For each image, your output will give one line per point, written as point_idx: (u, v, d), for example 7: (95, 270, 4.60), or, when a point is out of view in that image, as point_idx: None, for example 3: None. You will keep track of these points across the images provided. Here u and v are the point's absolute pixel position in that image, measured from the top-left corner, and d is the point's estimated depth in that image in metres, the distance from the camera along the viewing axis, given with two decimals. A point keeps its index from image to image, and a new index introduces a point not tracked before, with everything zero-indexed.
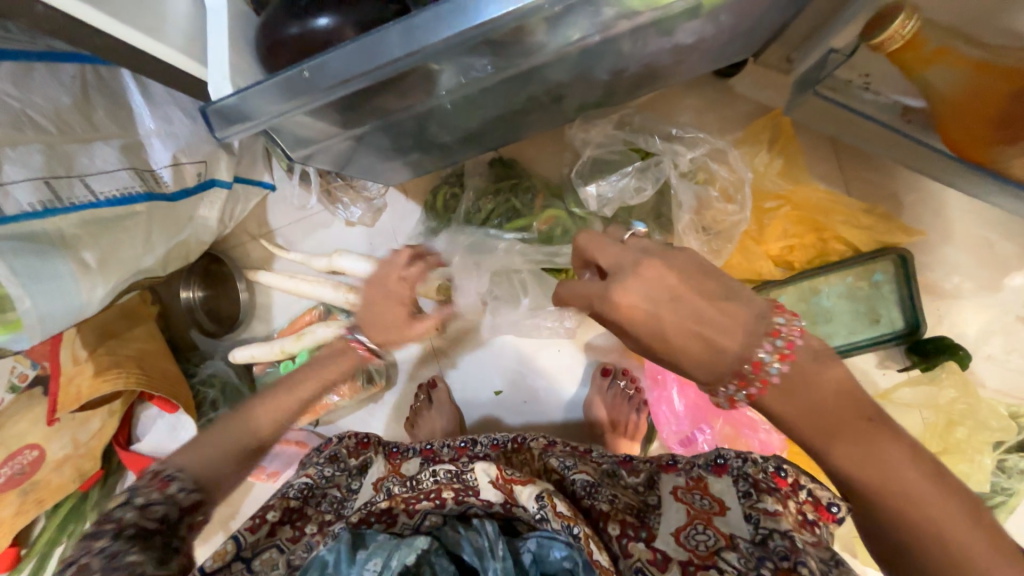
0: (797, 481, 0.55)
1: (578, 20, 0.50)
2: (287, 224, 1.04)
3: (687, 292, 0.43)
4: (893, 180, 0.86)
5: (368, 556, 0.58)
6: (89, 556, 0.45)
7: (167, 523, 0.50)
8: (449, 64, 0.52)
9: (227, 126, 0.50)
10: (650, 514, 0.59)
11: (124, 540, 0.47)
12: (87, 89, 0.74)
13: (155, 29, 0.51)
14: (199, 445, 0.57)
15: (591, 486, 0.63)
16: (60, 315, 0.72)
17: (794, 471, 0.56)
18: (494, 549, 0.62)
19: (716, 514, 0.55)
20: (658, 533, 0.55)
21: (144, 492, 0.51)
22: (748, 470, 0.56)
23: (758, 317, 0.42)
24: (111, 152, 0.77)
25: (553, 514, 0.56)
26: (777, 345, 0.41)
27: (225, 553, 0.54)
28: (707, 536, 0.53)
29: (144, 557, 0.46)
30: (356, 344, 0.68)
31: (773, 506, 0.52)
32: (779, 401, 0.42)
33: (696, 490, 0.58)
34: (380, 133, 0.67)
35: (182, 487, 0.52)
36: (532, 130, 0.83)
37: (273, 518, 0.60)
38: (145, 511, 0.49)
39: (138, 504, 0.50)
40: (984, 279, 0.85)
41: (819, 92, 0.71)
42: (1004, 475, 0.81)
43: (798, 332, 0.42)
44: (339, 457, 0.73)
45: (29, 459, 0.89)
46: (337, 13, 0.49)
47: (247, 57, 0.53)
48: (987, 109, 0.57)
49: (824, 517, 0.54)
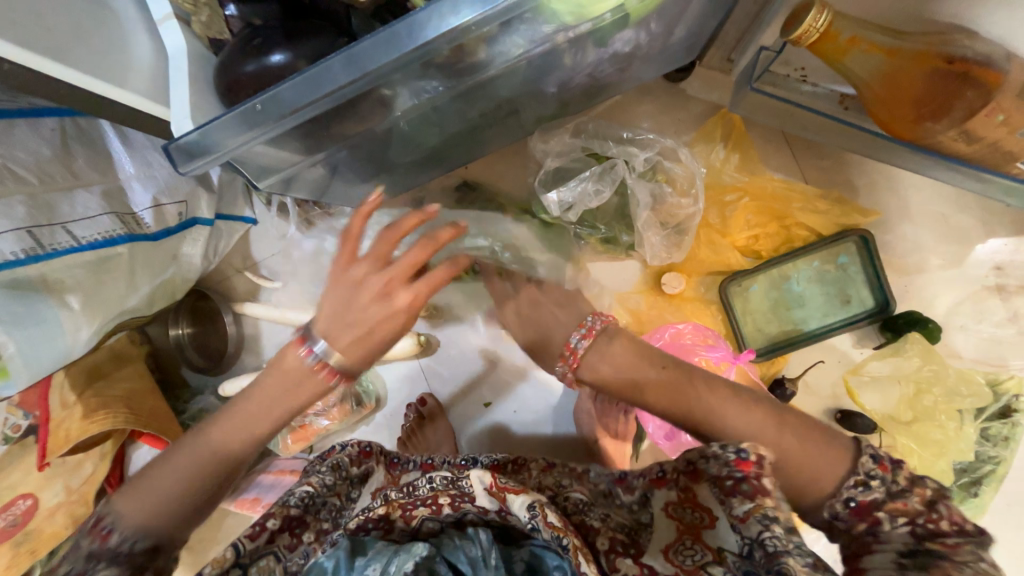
0: (759, 457, 0.47)
1: (516, 36, 0.54)
2: (269, 256, 1.06)
3: (541, 296, 0.74)
4: (847, 165, 0.89)
5: (367, 562, 0.59)
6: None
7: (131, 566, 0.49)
8: (402, 88, 0.56)
9: (188, 160, 0.53)
10: (642, 533, 0.56)
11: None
12: (67, 140, 0.79)
13: (121, 78, 0.55)
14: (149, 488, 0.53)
15: (585, 504, 0.61)
16: (46, 360, 0.77)
17: (753, 446, 0.47)
18: (487, 558, 0.61)
19: (705, 526, 0.52)
20: (647, 549, 0.54)
21: (87, 544, 0.49)
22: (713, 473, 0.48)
23: (576, 317, 0.68)
24: (92, 198, 0.80)
25: (543, 524, 0.56)
26: (582, 332, 0.64)
27: (223, 559, 0.54)
28: (695, 552, 0.51)
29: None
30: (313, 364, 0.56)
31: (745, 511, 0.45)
32: (600, 370, 0.62)
33: (686, 504, 0.55)
34: (346, 157, 0.70)
35: (122, 539, 0.50)
36: (494, 144, 0.86)
37: (273, 526, 0.59)
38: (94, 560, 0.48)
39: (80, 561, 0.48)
40: (947, 252, 0.87)
41: (759, 87, 0.75)
42: (988, 444, 0.82)
43: (597, 325, 0.64)
44: (342, 467, 0.72)
45: (21, 509, 0.90)
46: (289, 49, 0.53)
47: (208, 97, 0.57)
48: (904, 89, 0.61)
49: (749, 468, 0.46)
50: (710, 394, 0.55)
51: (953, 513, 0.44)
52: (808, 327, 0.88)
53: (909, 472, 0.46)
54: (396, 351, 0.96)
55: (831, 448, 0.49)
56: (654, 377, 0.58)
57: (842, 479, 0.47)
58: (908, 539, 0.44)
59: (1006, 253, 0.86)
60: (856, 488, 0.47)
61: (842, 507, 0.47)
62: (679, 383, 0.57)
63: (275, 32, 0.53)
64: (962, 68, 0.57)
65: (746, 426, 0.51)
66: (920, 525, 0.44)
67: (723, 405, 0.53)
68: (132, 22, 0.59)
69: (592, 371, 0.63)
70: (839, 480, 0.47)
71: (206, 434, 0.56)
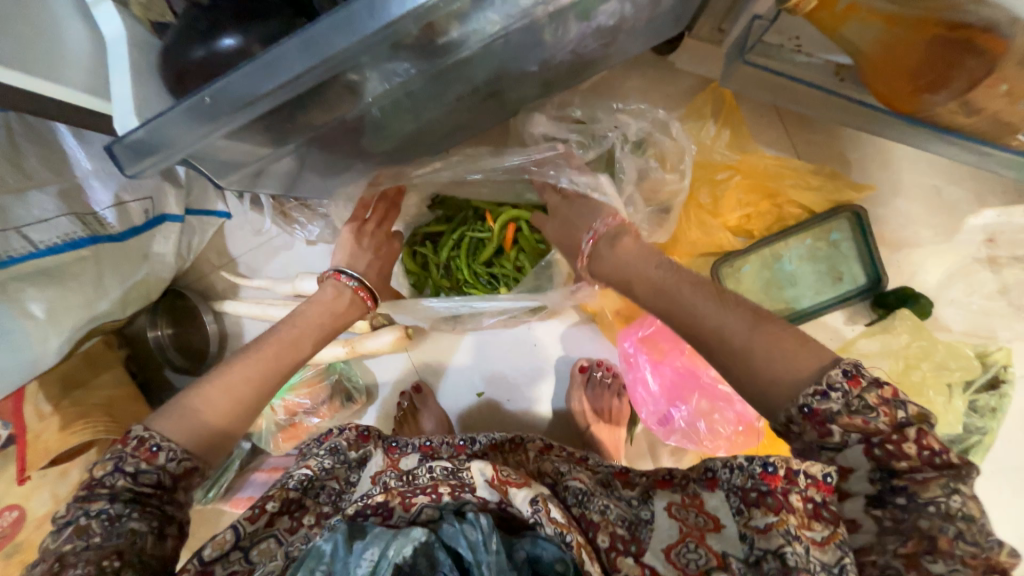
0: (790, 470, 0.45)
1: (492, 11, 0.50)
2: (246, 252, 1.01)
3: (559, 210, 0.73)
4: (840, 138, 0.86)
5: (364, 546, 0.55)
6: (92, 517, 0.48)
7: (161, 489, 0.51)
8: (371, 71, 0.51)
9: (139, 159, 0.49)
10: (642, 529, 0.54)
11: (123, 504, 0.49)
12: (14, 137, 0.74)
13: (57, 71, 0.50)
14: (186, 416, 0.55)
15: (584, 495, 0.58)
16: (9, 372, 0.72)
17: (783, 458, 0.46)
18: (487, 541, 0.57)
19: (711, 530, 0.51)
20: (648, 547, 0.52)
21: (131, 461, 0.50)
22: (737, 483, 0.50)
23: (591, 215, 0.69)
24: (48, 199, 0.76)
25: (546, 519, 0.54)
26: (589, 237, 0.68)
27: (224, 542, 0.54)
28: (698, 555, 0.50)
29: (145, 524, 0.49)
30: (349, 281, 0.74)
31: (763, 522, 0.46)
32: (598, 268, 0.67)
33: (691, 507, 0.53)
34: (316, 148, 0.66)
35: (168, 458, 0.52)
36: (475, 128, 0.82)
37: (272, 509, 0.58)
38: (137, 482, 0.50)
39: (129, 473, 0.50)
40: (939, 225, 0.86)
41: (751, 59, 0.73)
42: (976, 415, 0.83)
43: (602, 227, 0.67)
44: (339, 449, 0.70)
45: (9, 520, 0.87)
46: (242, 33, 0.48)
47: (154, 88, 0.52)
48: (904, 58, 0.58)
49: (824, 490, 0.45)
50: (696, 296, 0.54)
51: (925, 438, 0.40)
52: (800, 305, 0.86)
53: (885, 393, 0.42)
54: (382, 345, 0.95)
55: (807, 359, 0.46)
56: (645, 273, 0.60)
57: (802, 386, 0.44)
58: (867, 463, 0.42)
59: (997, 224, 0.85)
60: (814, 397, 0.43)
61: (796, 415, 0.44)
62: (666, 282, 0.57)
63: (224, 14, 0.48)
64: (966, 36, 0.53)
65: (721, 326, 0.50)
66: (878, 446, 0.41)
67: (705, 307, 0.52)
68: (61, 6, 0.53)
69: (596, 267, 0.67)
70: (798, 385, 0.44)
71: (228, 377, 0.59)
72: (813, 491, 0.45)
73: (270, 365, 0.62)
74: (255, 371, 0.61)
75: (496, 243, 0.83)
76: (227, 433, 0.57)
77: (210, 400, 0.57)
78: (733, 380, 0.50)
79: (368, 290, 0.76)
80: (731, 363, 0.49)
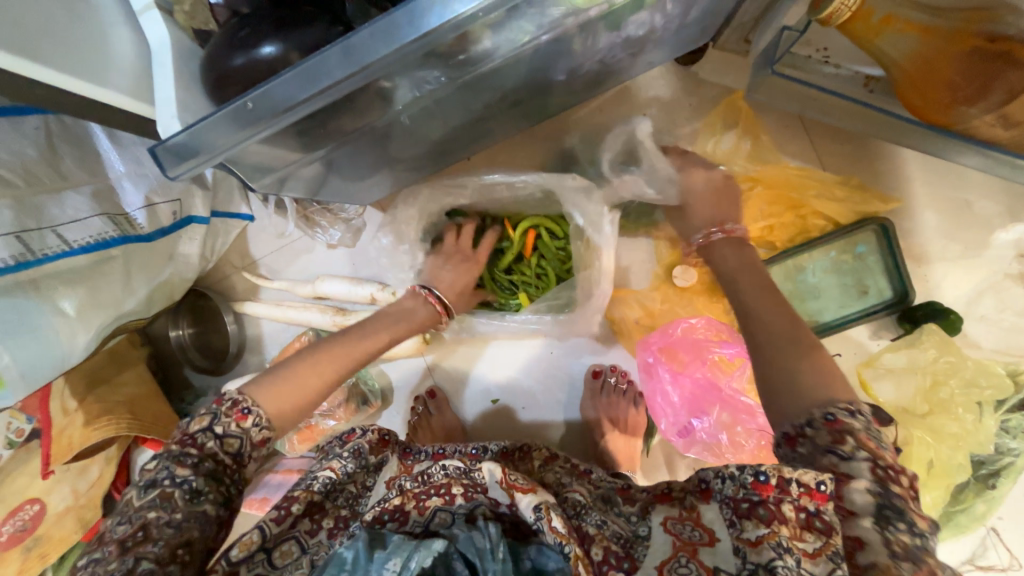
0: (782, 479, 0.45)
1: (524, 23, 0.51)
2: (268, 253, 1.03)
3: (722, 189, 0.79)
4: (866, 150, 0.85)
5: (386, 555, 0.54)
6: (174, 481, 0.51)
7: (236, 460, 0.56)
8: (402, 79, 0.52)
9: (177, 163, 0.50)
10: (638, 546, 0.52)
11: (204, 473, 0.52)
12: (53, 139, 0.76)
13: (101, 75, 0.52)
14: (276, 383, 0.61)
15: (581, 508, 0.57)
16: (42, 368, 0.74)
17: (775, 468, 0.46)
18: (494, 550, 0.56)
19: (705, 545, 0.49)
20: (641, 565, 0.50)
21: (223, 422, 0.56)
22: (729, 493, 0.48)
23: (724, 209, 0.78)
24: (83, 199, 0.78)
25: (547, 527, 0.52)
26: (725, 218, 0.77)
27: (249, 543, 0.54)
28: (689, 570, 0.47)
29: (217, 498, 0.52)
30: (432, 298, 0.80)
31: (756, 535, 0.45)
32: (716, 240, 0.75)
33: (687, 520, 0.51)
34: (344, 154, 0.67)
35: (255, 423, 0.57)
36: (498, 136, 0.83)
37: (296, 511, 0.58)
38: (223, 445, 0.55)
39: (218, 435, 0.55)
40: (967, 240, 0.84)
41: (780, 69, 0.73)
42: (1008, 436, 0.80)
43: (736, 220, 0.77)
44: (362, 453, 0.67)
45: (30, 514, 0.90)
46: (280, 40, 0.49)
47: (194, 94, 0.53)
48: (938, 69, 0.58)
49: (818, 500, 0.44)
50: (779, 308, 0.63)
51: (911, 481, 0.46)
52: (824, 319, 0.85)
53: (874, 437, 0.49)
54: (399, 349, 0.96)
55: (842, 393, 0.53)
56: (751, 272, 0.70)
57: (835, 403, 0.51)
58: (869, 476, 0.45)
59: None
60: (843, 412, 0.50)
61: (819, 420, 0.50)
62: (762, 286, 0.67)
63: (263, 22, 0.49)
64: (1003, 48, 0.54)
65: (793, 336, 0.59)
66: (881, 466, 0.45)
67: (782, 324, 0.61)
68: (108, 14, 0.55)
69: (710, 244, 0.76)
70: (833, 400, 0.51)
71: (315, 361, 0.65)
72: (806, 501, 0.45)
73: (345, 355, 0.68)
74: (336, 360, 0.67)
75: (516, 250, 0.84)
76: (304, 407, 0.62)
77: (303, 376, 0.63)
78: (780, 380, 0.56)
79: (445, 305, 0.81)
80: (786, 361, 0.57)
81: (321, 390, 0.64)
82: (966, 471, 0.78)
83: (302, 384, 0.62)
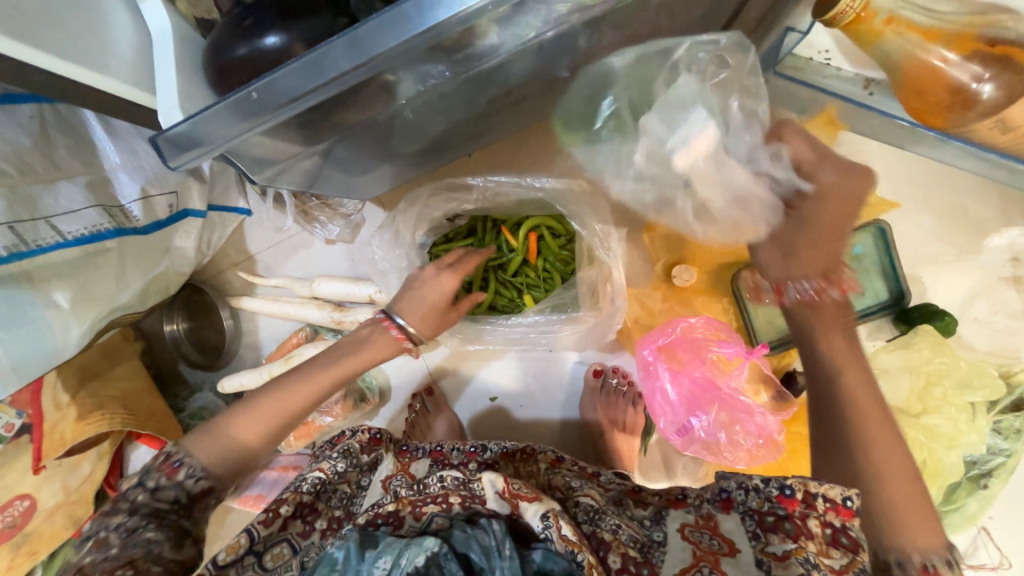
0: (807, 494, 0.47)
1: (531, 19, 0.50)
2: (265, 249, 1.02)
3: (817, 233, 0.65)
4: (865, 152, 0.86)
5: (377, 554, 0.54)
6: (109, 530, 0.53)
7: (178, 505, 0.57)
8: (405, 73, 0.52)
9: (178, 153, 0.49)
10: (655, 551, 0.53)
11: (140, 516, 0.54)
12: (47, 128, 0.74)
13: (101, 62, 0.51)
14: (210, 436, 0.60)
15: (595, 513, 0.57)
16: (35, 360, 0.72)
17: (800, 483, 0.48)
18: (501, 548, 0.56)
19: (726, 553, 0.50)
20: (660, 571, 0.50)
21: (154, 476, 0.56)
22: (753, 505, 0.50)
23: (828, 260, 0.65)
24: (77, 190, 0.76)
25: (556, 536, 0.51)
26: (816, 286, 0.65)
27: (237, 546, 0.54)
28: None
29: (160, 533, 0.54)
30: (392, 328, 0.71)
31: (784, 549, 0.46)
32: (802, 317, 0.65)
33: (705, 529, 0.53)
34: (344, 147, 0.66)
35: (186, 476, 0.57)
36: (499, 132, 0.83)
37: (285, 513, 0.57)
38: (156, 496, 0.56)
39: (149, 487, 0.56)
40: (962, 243, 0.85)
41: (781, 71, 0.78)
42: (1000, 437, 0.81)
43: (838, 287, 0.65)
44: (353, 453, 0.67)
45: (19, 510, 0.87)
46: (284, 31, 0.48)
47: (196, 83, 0.52)
48: (935, 76, 0.59)
49: (844, 515, 0.47)
50: (883, 417, 0.56)
51: None
52: None
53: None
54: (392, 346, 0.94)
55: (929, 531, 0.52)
56: (855, 360, 0.60)
57: (933, 550, 0.51)
58: None
59: None
60: (939, 561, 0.51)
61: (915, 567, 0.51)
62: (867, 381, 0.59)
63: (267, 12, 0.49)
64: (1004, 52, 0.56)
65: (895, 459, 0.54)
66: None
67: (888, 443, 0.55)
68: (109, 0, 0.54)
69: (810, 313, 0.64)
70: (930, 549, 0.51)
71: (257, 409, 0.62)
72: (831, 516, 0.47)
73: (296, 398, 0.64)
74: (281, 406, 0.63)
75: (522, 256, 0.83)
76: (245, 459, 0.61)
77: (243, 427, 0.61)
78: (876, 504, 0.53)
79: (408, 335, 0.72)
80: (884, 490, 0.53)
81: (261, 440, 0.61)
82: (959, 471, 0.79)
83: (239, 438, 0.60)
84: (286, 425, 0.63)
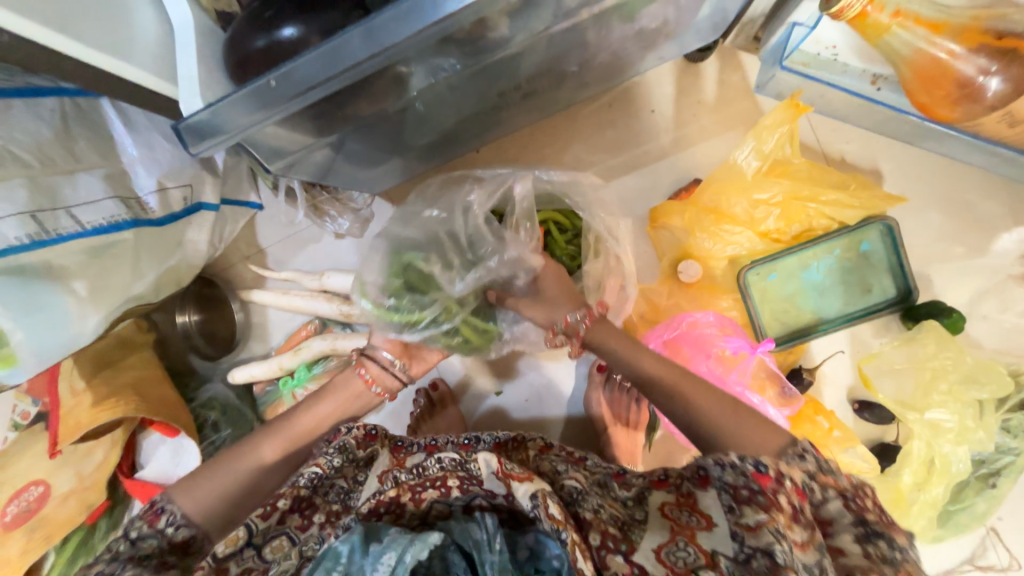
0: (777, 473, 0.49)
1: (542, 12, 0.52)
2: (275, 242, 1.04)
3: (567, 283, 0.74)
4: (872, 149, 0.86)
5: (382, 549, 0.54)
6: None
7: (162, 550, 0.55)
8: (418, 65, 0.53)
9: (198, 141, 0.51)
10: (634, 529, 0.53)
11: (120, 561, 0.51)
12: (68, 121, 0.76)
13: (122, 49, 0.53)
14: (198, 487, 0.63)
15: (579, 493, 0.56)
16: (54, 346, 0.73)
17: (773, 462, 0.49)
18: (491, 541, 0.57)
19: (702, 529, 0.50)
20: (638, 547, 0.51)
21: (135, 527, 0.55)
22: (727, 480, 0.49)
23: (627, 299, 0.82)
24: (96, 181, 0.78)
25: (544, 514, 0.51)
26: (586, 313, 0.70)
27: (236, 539, 0.53)
28: (686, 553, 0.49)
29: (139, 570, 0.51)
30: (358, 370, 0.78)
31: (756, 519, 0.46)
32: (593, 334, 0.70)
33: (684, 506, 0.53)
34: (356, 140, 0.68)
35: (168, 522, 0.57)
36: (506, 126, 0.84)
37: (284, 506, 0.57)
38: (138, 545, 0.53)
39: (130, 537, 0.54)
40: (971, 241, 0.85)
41: (789, 66, 0.77)
42: (1009, 436, 0.80)
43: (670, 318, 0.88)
44: (348, 449, 0.64)
45: (34, 495, 0.89)
46: (302, 22, 0.50)
47: (216, 75, 0.54)
48: (940, 73, 0.60)
49: (799, 498, 0.48)
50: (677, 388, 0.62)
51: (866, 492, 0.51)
52: (826, 316, 0.85)
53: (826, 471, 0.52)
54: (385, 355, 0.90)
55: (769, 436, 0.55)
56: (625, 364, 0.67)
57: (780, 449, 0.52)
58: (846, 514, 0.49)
59: None
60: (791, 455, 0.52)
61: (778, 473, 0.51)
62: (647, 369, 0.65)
63: (285, 4, 0.50)
64: (1010, 45, 0.56)
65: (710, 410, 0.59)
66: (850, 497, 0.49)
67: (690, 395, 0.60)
68: None
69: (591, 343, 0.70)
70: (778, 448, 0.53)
71: (259, 445, 0.69)
72: (793, 496, 0.48)
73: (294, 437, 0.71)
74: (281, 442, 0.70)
75: None
76: (236, 500, 0.64)
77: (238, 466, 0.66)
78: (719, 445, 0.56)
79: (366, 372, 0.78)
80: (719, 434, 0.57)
81: (261, 477, 0.67)
82: (966, 467, 0.78)
83: (233, 479, 0.65)
84: (288, 459, 0.69)
